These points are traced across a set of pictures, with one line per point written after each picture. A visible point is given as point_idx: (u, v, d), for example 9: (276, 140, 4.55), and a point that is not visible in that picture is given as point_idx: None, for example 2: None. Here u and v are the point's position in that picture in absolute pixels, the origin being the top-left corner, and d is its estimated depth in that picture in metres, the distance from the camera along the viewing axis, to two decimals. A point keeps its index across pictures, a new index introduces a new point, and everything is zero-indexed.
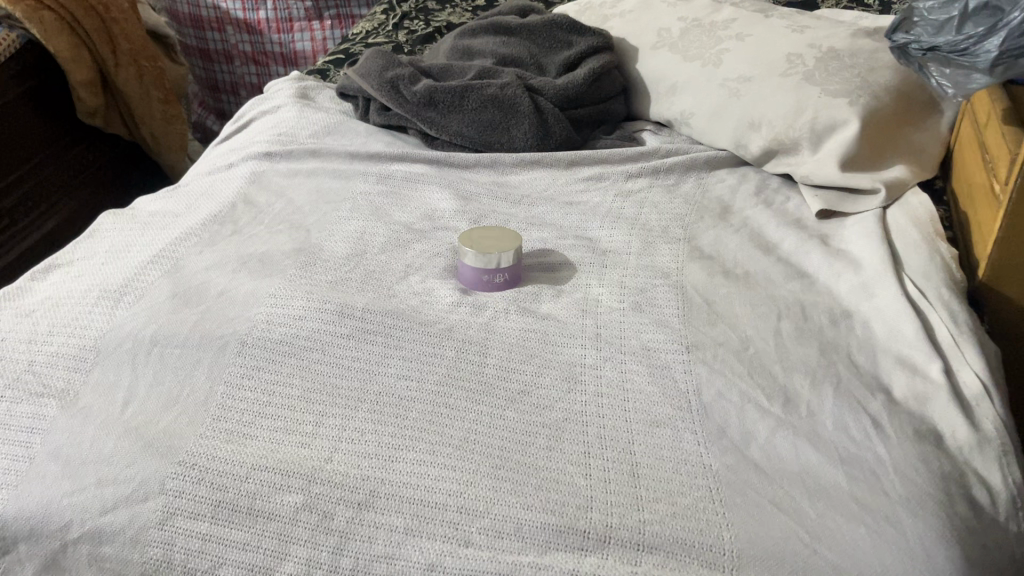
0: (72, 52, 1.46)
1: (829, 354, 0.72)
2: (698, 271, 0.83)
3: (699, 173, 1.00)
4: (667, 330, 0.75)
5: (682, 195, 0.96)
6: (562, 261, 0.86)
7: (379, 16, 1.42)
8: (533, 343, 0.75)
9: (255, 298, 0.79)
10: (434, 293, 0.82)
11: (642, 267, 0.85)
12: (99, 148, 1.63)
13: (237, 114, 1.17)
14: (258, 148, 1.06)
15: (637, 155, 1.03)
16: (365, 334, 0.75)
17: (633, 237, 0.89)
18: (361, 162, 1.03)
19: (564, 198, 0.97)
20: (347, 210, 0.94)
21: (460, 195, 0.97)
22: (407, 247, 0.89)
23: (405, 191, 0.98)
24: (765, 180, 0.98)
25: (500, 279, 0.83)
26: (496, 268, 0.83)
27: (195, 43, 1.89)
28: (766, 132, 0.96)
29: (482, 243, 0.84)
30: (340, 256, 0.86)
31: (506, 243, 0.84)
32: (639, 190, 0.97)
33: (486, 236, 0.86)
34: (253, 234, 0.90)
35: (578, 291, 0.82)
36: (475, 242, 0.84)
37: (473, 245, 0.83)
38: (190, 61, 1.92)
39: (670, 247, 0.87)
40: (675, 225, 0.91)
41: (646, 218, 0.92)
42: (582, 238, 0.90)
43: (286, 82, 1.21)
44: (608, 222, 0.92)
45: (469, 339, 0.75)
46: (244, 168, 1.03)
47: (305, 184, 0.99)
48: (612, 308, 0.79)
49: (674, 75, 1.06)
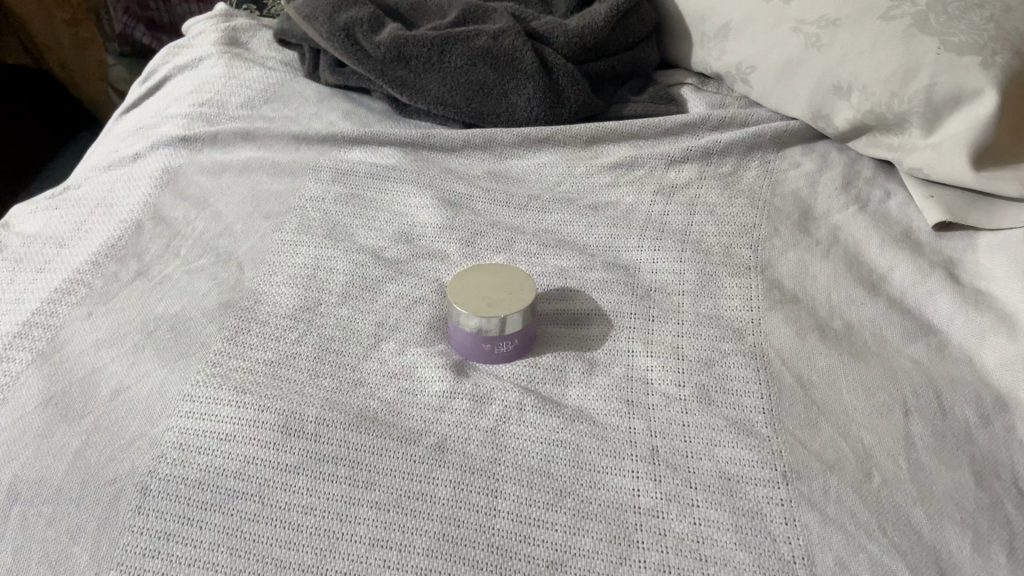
0: None
1: (989, 484, 0.50)
2: (782, 325, 0.60)
3: (764, 154, 0.75)
4: (750, 440, 0.53)
5: (745, 190, 0.71)
6: (590, 310, 0.63)
7: None
8: (559, 468, 0.53)
9: (162, 401, 0.56)
10: (418, 374, 0.59)
11: (703, 319, 0.61)
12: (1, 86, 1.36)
13: (146, 72, 0.90)
14: (172, 128, 0.80)
15: (679, 127, 0.77)
16: (320, 466, 0.52)
17: (685, 264, 0.66)
18: (310, 147, 0.78)
19: (586, 198, 0.72)
20: (293, 229, 0.70)
21: (445, 200, 0.72)
22: (378, 290, 0.65)
23: (371, 195, 0.73)
24: (854, 164, 0.73)
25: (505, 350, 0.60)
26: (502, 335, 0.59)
27: None
28: (859, 101, 0.70)
29: (483, 293, 0.60)
30: (284, 314, 0.62)
31: (517, 292, 0.60)
32: (685, 183, 0.72)
33: (480, 283, 0.61)
34: (164, 278, 0.66)
35: (618, 365, 0.59)
36: (474, 292, 0.60)
37: (471, 299, 0.59)
38: None
39: (738, 281, 0.64)
40: (740, 243, 0.67)
41: (700, 231, 0.68)
42: (614, 266, 0.66)
43: (211, 22, 0.94)
44: (647, 237, 0.68)
45: (468, 463, 0.53)
46: (154, 161, 0.77)
47: (236, 186, 0.74)
48: (666, 397, 0.56)
49: (727, 10, 0.78)
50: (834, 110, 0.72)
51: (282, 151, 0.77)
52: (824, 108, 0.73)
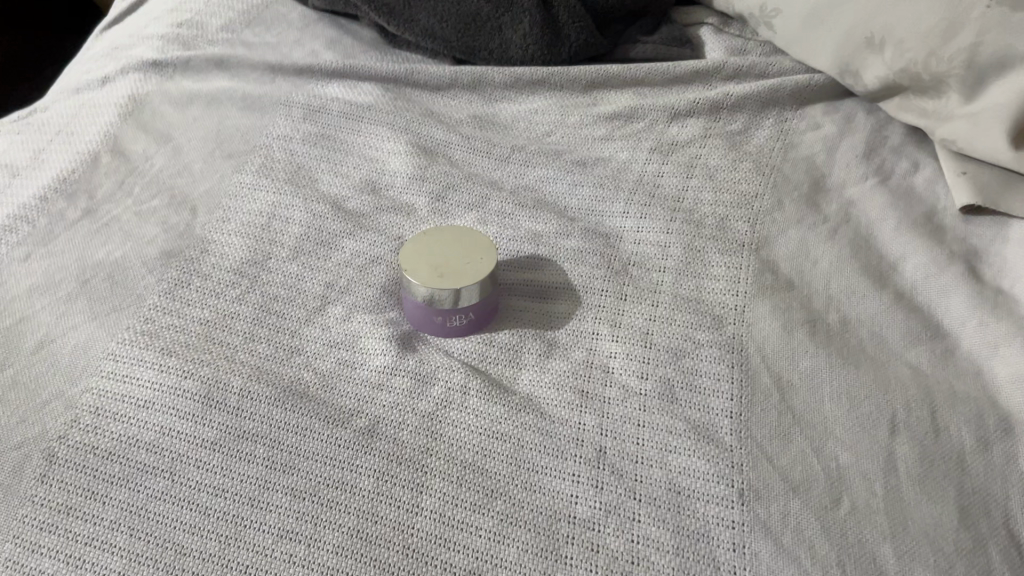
0: None
1: (975, 523, 0.44)
2: (768, 316, 0.54)
3: (781, 112, 0.67)
4: (710, 450, 0.48)
5: (752, 153, 0.64)
6: (558, 284, 0.57)
7: None
8: (495, 464, 0.48)
9: (85, 360, 0.52)
10: (361, 345, 0.54)
11: (682, 303, 0.55)
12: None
13: None
14: (145, 50, 0.75)
15: (689, 75, 0.69)
16: (237, 445, 0.48)
17: (671, 236, 0.59)
18: (286, 79, 0.72)
19: (574, 152, 0.66)
20: (254, 171, 0.65)
21: (420, 146, 0.66)
22: (333, 246, 0.60)
23: (342, 136, 0.67)
24: (881, 129, 0.65)
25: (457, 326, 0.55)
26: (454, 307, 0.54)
27: None
28: (892, 58, 0.61)
29: (437, 261, 0.55)
30: (228, 268, 0.58)
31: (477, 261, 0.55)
32: (687, 141, 0.65)
33: (440, 246, 0.56)
34: (111, 219, 0.62)
35: (578, 349, 0.53)
36: (429, 259, 0.55)
37: (424, 268, 0.54)
38: None
39: (727, 261, 0.57)
40: (736, 216, 0.60)
41: (695, 199, 0.61)
42: (593, 234, 0.60)
43: None
44: (634, 201, 0.61)
45: (397, 452, 0.49)
46: (122, 87, 0.72)
47: (203, 119, 0.69)
48: (624, 392, 0.51)
49: None
50: (864, 66, 0.63)
51: (255, 82, 0.72)
52: (853, 62, 0.64)
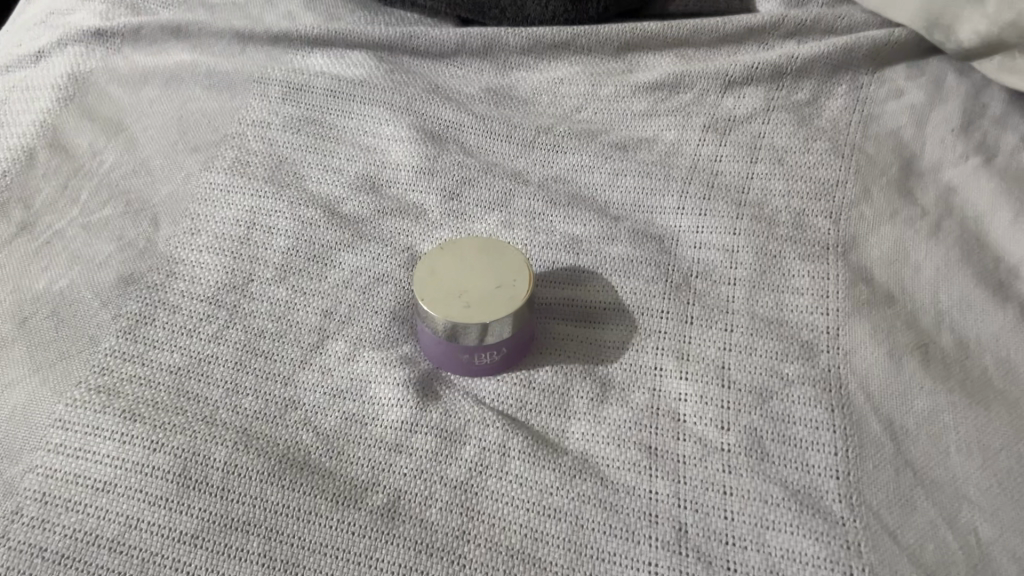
0: None
1: None
2: (868, 340, 0.44)
3: (855, 75, 0.56)
4: (818, 523, 0.38)
5: (827, 128, 0.53)
6: (604, 303, 0.47)
7: None
8: (549, 553, 0.38)
9: (27, 430, 0.42)
10: (371, 393, 0.44)
11: (761, 325, 0.45)
12: None
13: None
14: (85, 16, 0.62)
15: (742, 33, 0.58)
16: (225, 538, 0.39)
17: (739, 238, 0.49)
18: (259, 49, 0.60)
19: (612, 132, 0.55)
20: (225, 168, 0.53)
21: (425, 131, 0.55)
22: (329, 263, 0.49)
23: (330, 120, 0.56)
24: (978, 93, 0.54)
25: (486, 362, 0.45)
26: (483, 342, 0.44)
27: None
28: (996, 11, 0.50)
29: (460, 287, 0.44)
30: (203, 297, 0.47)
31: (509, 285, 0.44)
32: (747, 116, 0.54)
33: (459, 265, 0.45)
34: (54, 235, 0.50)
35: (639, 391, 0.44)
36: (450, 283, 0.44)
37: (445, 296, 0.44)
38: None
39: (810, 269, 0.47)
40: (815, 210, 0.49)
41: (763, 189, 0.51)
42: (643, 237, 0.49)
43: None
44: (691, 194, 0.51)
45: (426, 538, 0.39)
46: (59, 63, 0.59)
47: (160, 103, 0.57)
48: (702, 447, 0.41)
49: None
50: (959, 19, 0.52)
51: (221, 54, 0.60)
52: (945, 13, 0.53)
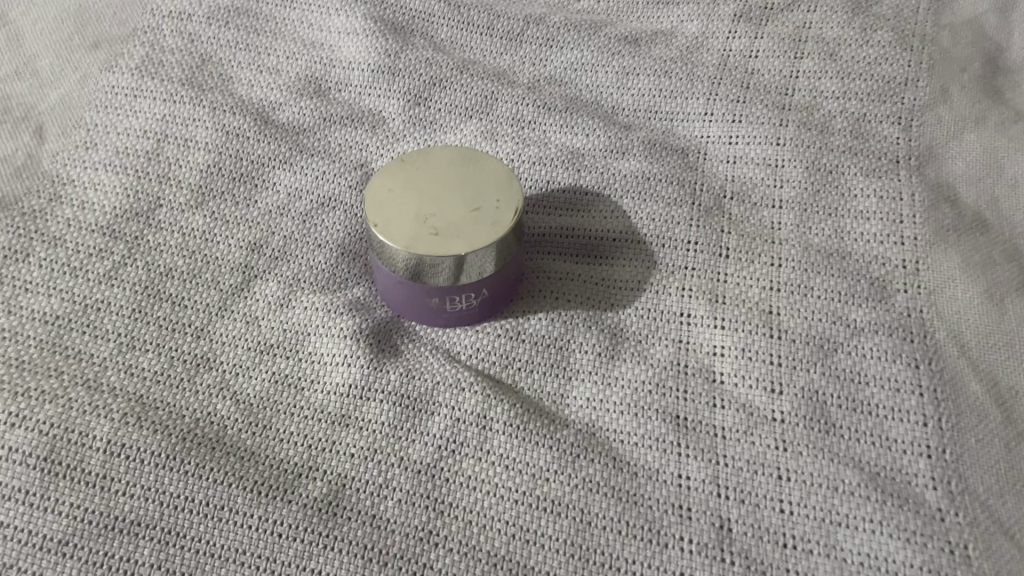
0: None
1: None
2: (958, 275, 0.34)
3: None
4: (907, 519, 0.28)
5: (890, 14, 0.42)
6: (614, 233, 0.37)
7: None
8: (546, 562, 0.28)
9: None
10: (311, 347, 0.34)
11: (817, 259, 0.35)
12: None
13: None
14: None
15: None
16: (105, 545, 0.28)
17: (784, 149, 0.38)
18: None
19: (619, 24, 0.44)
20: (132, 68, 0.42)
21: (386, 21, 0.44)
22: (260, 183, 0.39)
23: (267, 10, 0.45)
24: None
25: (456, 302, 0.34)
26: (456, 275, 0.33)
27: None
28: None
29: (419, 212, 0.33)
30: (95, 226, 0.37)
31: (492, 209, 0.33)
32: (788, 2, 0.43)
33: (414, 178, 0.34)
34: None
35: (660, 344, 0.33)
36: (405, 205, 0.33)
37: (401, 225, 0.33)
38: None
39: (877, 187, 0.37)
40: (879, 114, 0.39)
41: (810, 91, 0.40)
42: (661, 151, 0.39)
43: None
44: (719, 97, 0.40)
45: (379, 542, 0.29)
46: None
47: None
48: (746, 418, 0.31)
49: None
50: None
51: None
52: None
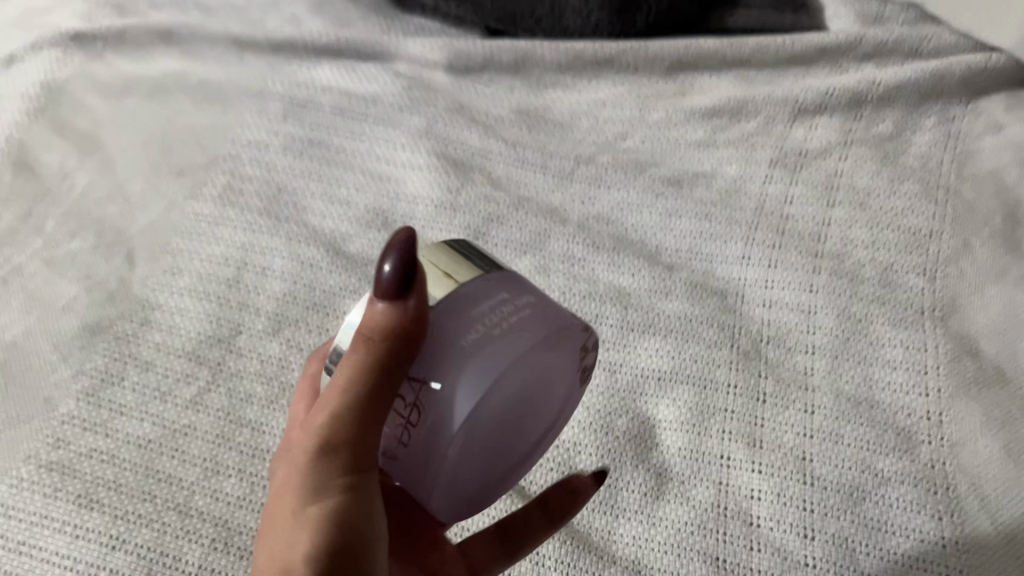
0: None
1: None
2: (981, 429, 0.36)
3: (946, 104, 0.48)
4: None
5: (915, 167, 0.46)
6: (659, 370, 0.39)
7: None
8: None
9: None
10: None
11: (847, 407, 0.37)
12: None
13: None
14: (66, 17, 0.55)
15: (815, 53, 0.51)
16: None
17: (816, 297, 0.41)
18: (259, 58, 0.53)
19: (664, 164, 0.47)
20: (215, 197, 0.46)
21: (448, 157, 0.47)
22: (331, 311, 0.42)
23: (337, 142, 0.48)
24: None
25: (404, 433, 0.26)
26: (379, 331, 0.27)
27: None
28: None
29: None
30: (182, 352, 0.40)
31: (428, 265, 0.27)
32: (821, 151, 0.47)
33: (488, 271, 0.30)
34: (13, 274, 0.43)
35: (699, 485, 0.36)
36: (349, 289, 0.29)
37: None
38: None
39: (903, 338, 0.39)
40: (905, 265, 0.42)
41: (841, 238, 0.43)
42: (702, 292, 0.42)
43: None
44: (755, 242, 0.43)
45: None
46: (31, 69, 0.52)
47: (143, 116, 0.50)
48: (780, 562, 0.34)
49: None
50: None
51: (216, 62, 0.53)
52: None
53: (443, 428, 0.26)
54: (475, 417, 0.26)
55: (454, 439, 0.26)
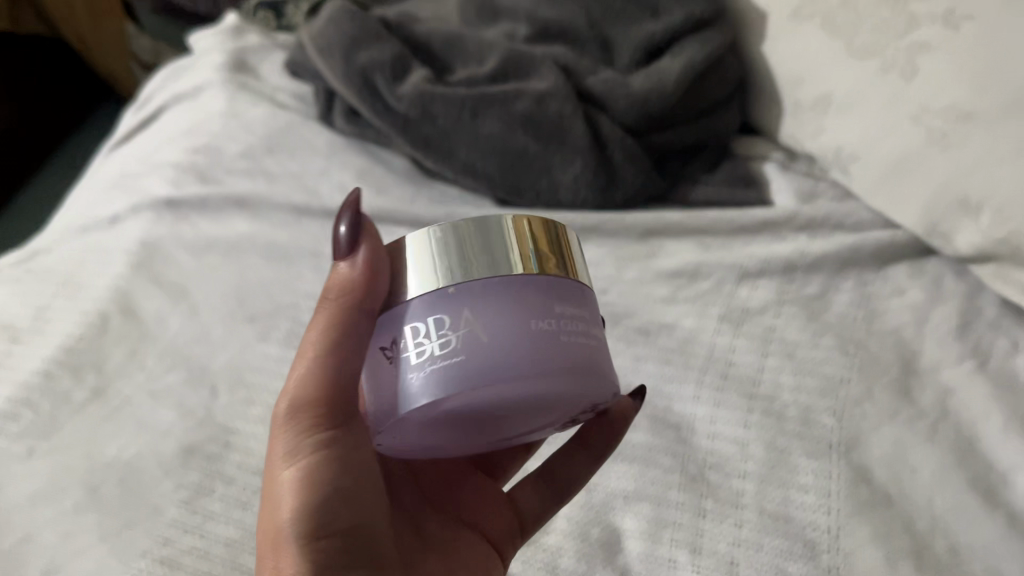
0: None
1: None
2: (869, 544, 0.46)
3: (861, 272, 0.61)
4: None
5: (834, 324, 0.58)
6: (624, 491, 0.50)
7: None
8: None
9: None
10: None
11: (769, 522, 0.47)
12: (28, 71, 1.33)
13: (144, 106, 0.82)
14: (160, 183, 0.70)
15: (757, 225, 0.64)
16: None
17: (749, 431, 0.52)
18: (315, 220, 0.66)
19: (636, 316, 0.59)
20: (280, 341, 0.58)
21: None
22: None
23: None
24: (975, 295, 0.59)
25: (451, 360, 0.36)
26: (493, 288, 0.38)
27: None
28: (991, 226, 0.56)
29: (461, 246, 0.38)
30: (257, 469, 0.51)
31: (531, 233, 0.40)
32: (761, 308, 0.59)
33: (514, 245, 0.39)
34: (125, 403, 0.55)
35: None
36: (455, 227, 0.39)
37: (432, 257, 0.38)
38: None
39: (815, 467, 0.50)
40: (821, 406, 0.53)
41: (775, 382, 0.54)
42: (662, 427, 0.53)
43: (218, 46, 0.84)
44: (706, 385, 0.55)
45: None
46: (133, 227, 0.66)
47: (223, 270, 0.63)
48: None
49: (831, 78, 0.64)
50: (957, 229, 0.58)
51: (281, 225, 0.66)
52: (943, 224, 0.59)
53: (489, 369, 0.35)
54: (520, 360, 0.36)
55: (501, 365, 0.36)
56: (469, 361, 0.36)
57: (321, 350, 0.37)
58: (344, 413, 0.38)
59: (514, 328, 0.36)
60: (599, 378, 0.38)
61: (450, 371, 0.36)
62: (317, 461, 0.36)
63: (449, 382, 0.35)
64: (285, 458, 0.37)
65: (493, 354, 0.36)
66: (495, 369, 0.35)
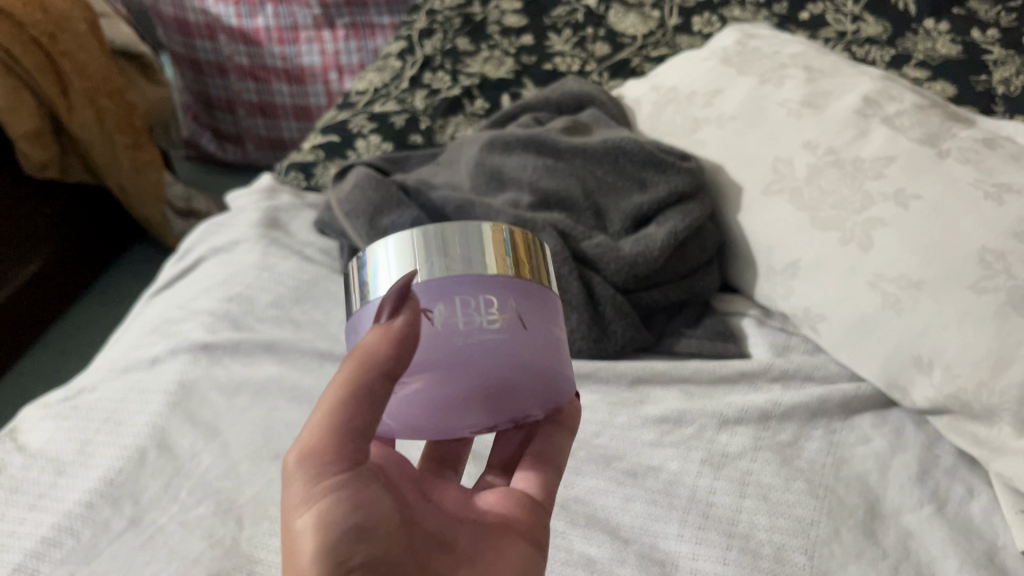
0: (32, 126, 1.25)
1: None
2: None
3: (830, 421, 0.67)
4: None
5: (806, 466, 0.63)
6: None
7: (403, 74, 1.14)
8: None
9: None
10: None
11: None
12: (71, 214, 1.44)
13: (185, 258, 0.92)
14: (197, 328, 0.77)
15: (735, 374, 0.72)
16: None
17: (728, 567, 0.56)
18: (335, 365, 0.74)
19: (629, 457, 0.66)
20: None
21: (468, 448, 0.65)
22: None
23: None
24: (932, 446, 0.66)
25: (494, 334, 0.44)
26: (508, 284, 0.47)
27: (214, 60, 1.76)
28: (942, 381, 0.63)
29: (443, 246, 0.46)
30: None
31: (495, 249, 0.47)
32: (738, 452, 0.64)
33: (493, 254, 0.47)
34: (158, 530, 0.60)
35: None
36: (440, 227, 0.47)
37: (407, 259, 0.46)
38: (206, 79, 1.80)
39: None
40: (793, 545, 0.57)
41: (752, 522, 0.59)
42: (648, 560, 0.57)
43: (253, 208, 0.94)
44: (688, 523, 0.59)
45: None
46: (172, 367, 0.73)
47: (253, 410, 0.70)
48: None
49: (795, 246, 0.73)
50: (911, 383, 0.65)
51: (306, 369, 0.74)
52: (900, 379, 0.66)
53: (501, 349, 0.44)
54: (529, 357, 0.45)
55: (514, 340, 0.44)
56: (512, 340, 0.44)
57: (325, 406, 0.38)
58: (346, 462, 0.39)
59: (535, 327, 0.46)
60: (562, 372, 0.48)
61: (501, 342, 0.44)
62: (328, 507, 0.37)
63: (498, 351, 0.44)
64: (299, 508, 0.37)
65: (530, 340, 0.45)
66: (534, 344, 0.46)
